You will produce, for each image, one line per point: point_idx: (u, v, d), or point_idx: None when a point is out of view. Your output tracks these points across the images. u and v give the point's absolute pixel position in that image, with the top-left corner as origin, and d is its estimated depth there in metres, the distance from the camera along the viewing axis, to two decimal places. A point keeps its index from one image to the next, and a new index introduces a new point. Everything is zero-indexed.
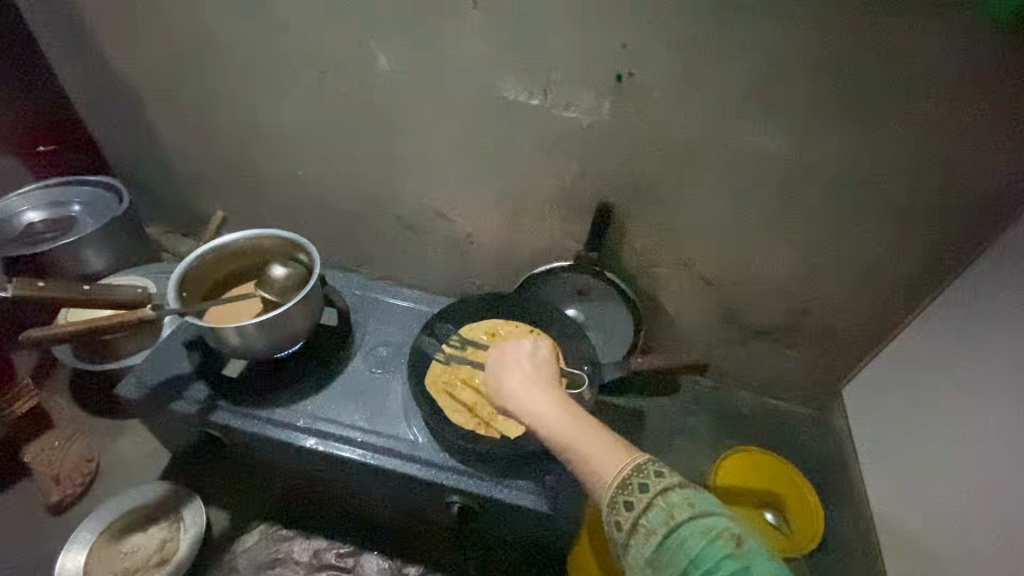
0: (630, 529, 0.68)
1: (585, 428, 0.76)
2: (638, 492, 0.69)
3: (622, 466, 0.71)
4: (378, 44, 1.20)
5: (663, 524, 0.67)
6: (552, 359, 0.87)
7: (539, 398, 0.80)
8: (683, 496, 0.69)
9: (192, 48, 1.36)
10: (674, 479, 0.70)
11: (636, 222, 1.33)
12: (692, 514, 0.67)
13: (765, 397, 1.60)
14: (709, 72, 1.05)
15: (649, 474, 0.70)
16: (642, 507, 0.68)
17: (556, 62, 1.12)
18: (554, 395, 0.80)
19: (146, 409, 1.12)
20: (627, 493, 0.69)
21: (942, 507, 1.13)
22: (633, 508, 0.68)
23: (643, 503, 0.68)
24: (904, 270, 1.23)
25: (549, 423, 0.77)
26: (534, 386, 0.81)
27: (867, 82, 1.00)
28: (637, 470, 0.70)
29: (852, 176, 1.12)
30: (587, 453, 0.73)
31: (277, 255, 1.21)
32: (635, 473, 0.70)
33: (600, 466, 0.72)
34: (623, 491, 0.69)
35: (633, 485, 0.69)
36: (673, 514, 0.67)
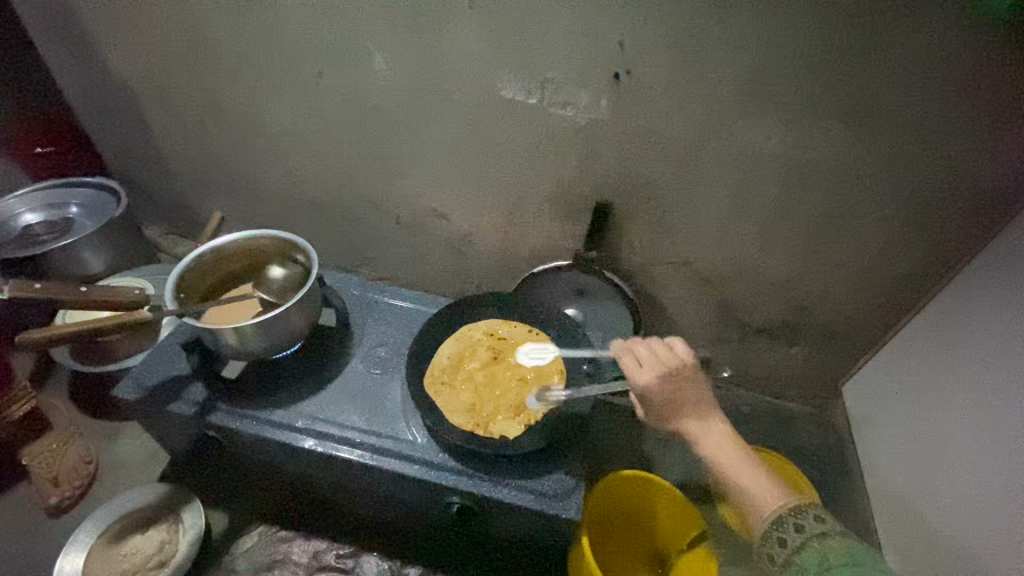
0: (783, 563, 0.72)
1: (745, 459, 0.81)
2: (794, 531, 0.73)
3: (779, 502, 0.75)
4: (374, 43, 1.19)
5: (814, 563, 0.70)
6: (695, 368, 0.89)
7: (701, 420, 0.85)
8: (842, 544, 0.71)
9: (188, 47, 1.35)
10: (835, 527, 0.73)
11: (634, 221, 1.32)
12: (850, 560, 0.69)
13: (765, 396, 1.60)
14: (706, 69, 1.05)
15: (809, 517, 0.73)
16: (797, 545, 0.72)
17: (553, 60, 1.11)
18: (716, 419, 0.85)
19: (143, 411, 1.12)
20: (782, 530, 0.74)
21: (943, 504, 1.13)
22: (788, 544, 0.72)
23: (798, 542, 0.72)
24: (903, 268, 1.22)
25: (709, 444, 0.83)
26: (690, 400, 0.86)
27: (865, 78, 0.99)
28: (797, 512, 0.74)
29: (851, 173, 1.11)
30: (746, 484, 0.79)
31: (273, 256, 1.21)
32: (793, 513, 0.74)
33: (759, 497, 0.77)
34: (777, 526, 0.74)
35: (791, 526, 0.73)
36: (829, 556, 0.70)
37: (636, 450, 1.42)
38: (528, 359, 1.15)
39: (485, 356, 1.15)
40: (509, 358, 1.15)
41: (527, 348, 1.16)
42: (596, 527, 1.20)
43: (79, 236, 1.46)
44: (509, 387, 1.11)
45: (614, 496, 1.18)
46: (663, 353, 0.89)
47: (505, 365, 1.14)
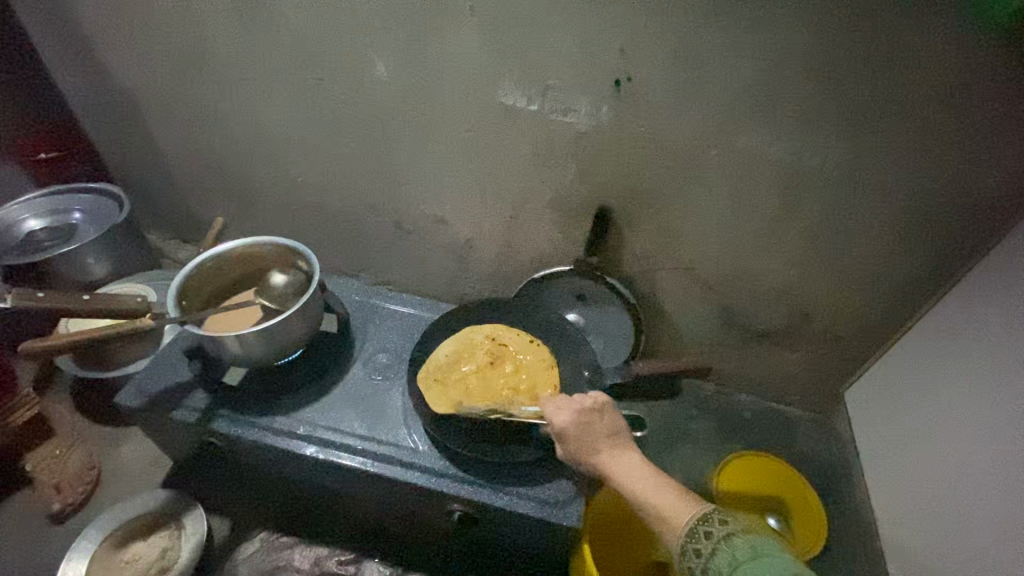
0: None
1: (657, 481, 0.80)
2: (705, 538, 0.70)
3: (688, 514, 0.73)
4: (376, 51, 1.20)
5: (726, 567, 0.66)
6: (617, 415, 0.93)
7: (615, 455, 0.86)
8: (748, 540, 0.68)
9: (191, 55, 1.36)
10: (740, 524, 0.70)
11: (635, 227, 1.32)
12: (757, 557, 0.66)
13: (766, 401, 1.60)
14: (707, 76, 1.05)
15: (713, 521, 0.71)
16: (706, 552, 0.68)
17: (553, 67, 1.12)
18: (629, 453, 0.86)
19: (145, 417, 1.12)
20: (696, 541, 0.70)
21: (945, 510, 1.12)
22: (700, 554, 0.69)
23: (709, 548, 0.68)
24: (905, 273, 1.22)
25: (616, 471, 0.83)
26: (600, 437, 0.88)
27: (865, 85, 0.99)
28: (702, 519, 0.71)
29: (852, 179, 1.11)
30: (655, 503, 0.77)
31: (275, 263, 1.22)
32: (699, 522, 0.71)
33: (667, 513, 0.75)
34: (691, 539, 0.71)
35: (699, 533, 0.70)
36: (736, 558, 0.66)
37: None
38: (526, 370, 1.13)
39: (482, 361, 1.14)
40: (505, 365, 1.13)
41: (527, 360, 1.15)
42: (599, 535, 1.19)
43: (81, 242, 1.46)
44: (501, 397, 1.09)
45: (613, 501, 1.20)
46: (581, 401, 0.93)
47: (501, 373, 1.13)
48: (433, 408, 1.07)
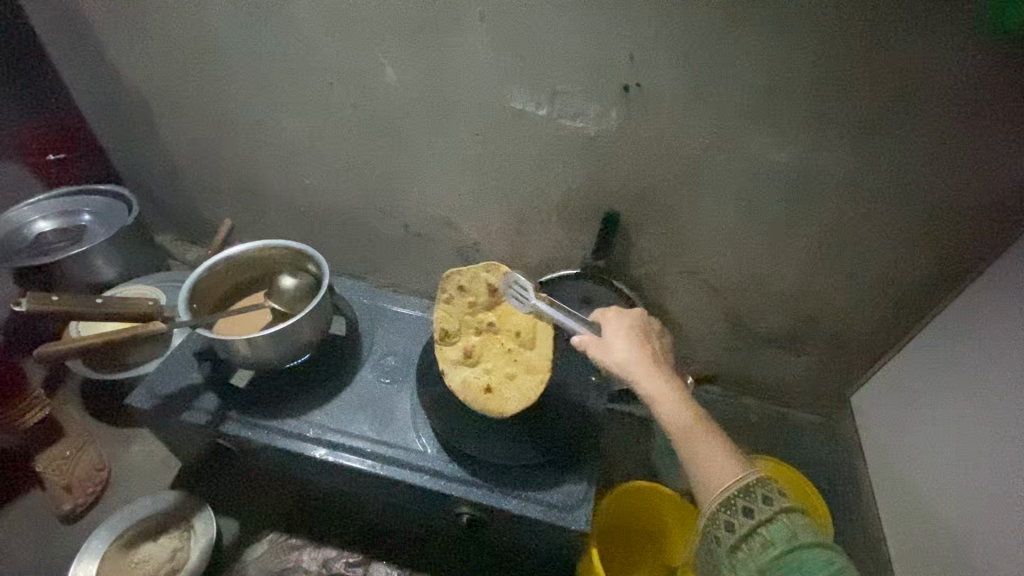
0: (745, 535, 0.67)
1: (710, 428, 0.76)
2: (762, 501, 0.68)
3: (743, 470, 0.71)
4: (385, 55, 1.20)
5: (778, 535, 0.65)
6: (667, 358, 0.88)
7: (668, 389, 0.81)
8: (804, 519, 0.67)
9: (200, 59, 1.37)
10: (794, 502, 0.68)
11: (642, 231, 1.33)
12: (812, 537, 0.65)
13: (773, 404, 1.60)
14: (716, 82, 1.05)
15: (772, 489, 0.68)
16: (761, 517, 0.67)
17: (563, 73, 1.12)
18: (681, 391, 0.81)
19: (156, 419, 1.13)
20: (749, 498, 0.68)
21: (951, 516, 1.13)
22: (754, 514, 0.67)
23: (765, 513, 0.67)
24: (913, 278, 1.22)
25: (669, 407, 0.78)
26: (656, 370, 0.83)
27: (874, 92, 0.99)
28: (761, 482, 0.69)
29: (861, 185, 1.11)
30: (707, 451, 0.73)
31: (285, 267, 1.22)
32: (756, 484, 0.69)
33: (719, 464, 0.72)
34: (742, 495, 0.68)
35: (756, 494, 0.68)
36: (794, 534, 0.65)
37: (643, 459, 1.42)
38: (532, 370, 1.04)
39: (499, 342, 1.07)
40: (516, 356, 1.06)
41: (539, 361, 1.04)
42: (606, 537, 1.20)
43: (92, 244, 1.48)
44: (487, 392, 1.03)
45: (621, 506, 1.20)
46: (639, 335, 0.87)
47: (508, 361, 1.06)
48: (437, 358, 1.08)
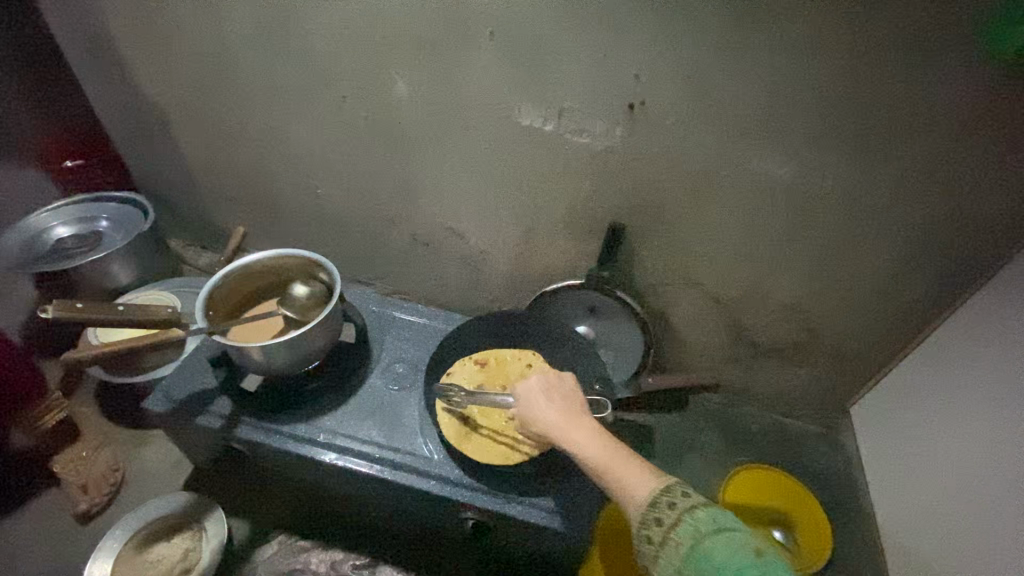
0: (661, 543, 0.72)
1: (618, 454, 0.83)
2: (667, 508, 0.74)
3: (650, 487, 0.77)
4: (397, 71, 1.24)
5: (688, 536, 0.71)
6: (579, 393, 0.96)
7: (578, 426, 0.88)
8: (707, 512, 0.73)
9: (218, 72, 1.41)
10: (699, 499, 0.75)
11: (646, 243, 1.36)
12: (716, 527, 0.71)
13: (774, 414, 1.61)
14: (720, 102, 1.08)
15: (677, 494, 0.76)
16: (670, 523, 0.73)
17: (569, 90, 1.15)
18: (590, 421, 0.89)
19: (171, 422, 1.16)
20: (657, 509, 0.74)
21: (949, 527, 1.14)
22: (662, 523, 0.73)
23: (672, 518, 0.73)
24: (912, 293, 1.25)
25: (581, 446, 0.85)
26: (568, 414, 0.90)
27: (874, 112, 1.02)
28: (665, 490, 0.76)
29: (861, 201, 1.14)
30: (618, 474, 0.80)
31: (295, 276, 1.26)
32: (663, 492, 0.76)
33: (628, 485, 0.78)
34: (652, 509, 0.75)
35: (661, 503, 0.75)
36: (699, 528, 0.71)
37: None
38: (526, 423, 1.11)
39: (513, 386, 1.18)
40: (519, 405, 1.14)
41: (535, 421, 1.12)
42: None
43: (114, 248, 1.52)
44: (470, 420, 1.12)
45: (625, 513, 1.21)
46: (551, 383, 0.96)
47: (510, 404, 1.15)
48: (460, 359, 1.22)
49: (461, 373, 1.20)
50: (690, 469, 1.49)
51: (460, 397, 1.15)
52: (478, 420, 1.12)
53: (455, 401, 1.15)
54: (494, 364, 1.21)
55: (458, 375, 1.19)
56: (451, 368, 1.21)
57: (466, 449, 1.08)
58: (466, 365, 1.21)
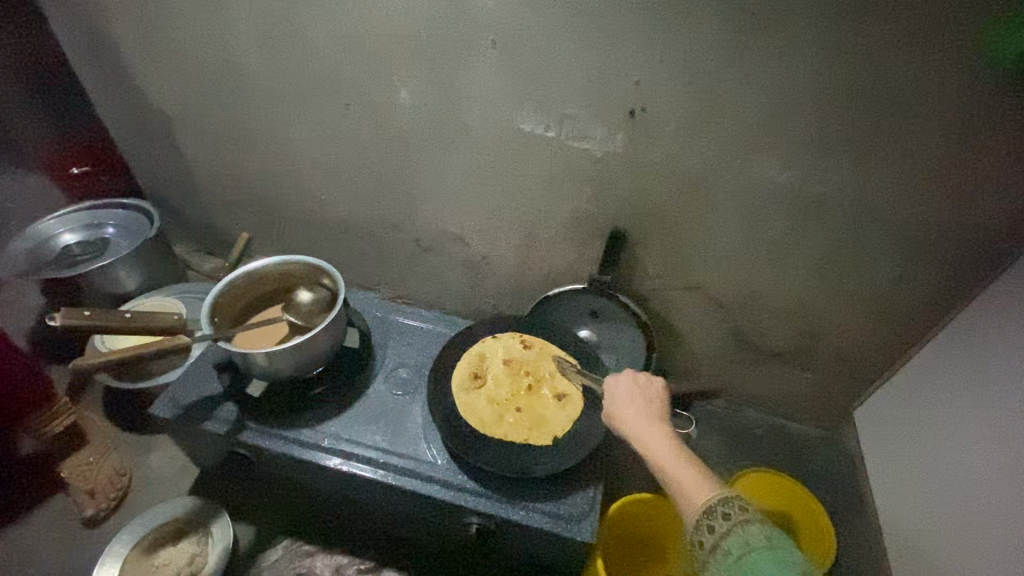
0: (710, 550, 0.72)
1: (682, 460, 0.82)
2: (721, 519, 0.73)
3: (709, 495, 0.76)
4: (400, 79, 1.25)
5: (738, 548, 0.70)
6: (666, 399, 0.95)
7: (652, 428, 0.89)
8: (761, 529, 0.71)
9: (222, 80, 1.43)
10: (758, 515, 0.73)
11: (647, 247, 1.36)
12: (765, 544, 0.70)
13: (778, 418, 1.61)
14: (720, 108, 1.09)
15: (734, 506, 0.74)
16: (721, 533, 0.72)
17: (570, 97, 1.16)
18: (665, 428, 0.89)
19: (177, 427, 1.17)
20: (710, 518, 0.74)
21: (952, 530, 1.14)
22: (714, 531, 0.73)
23: (724, 528, 0.72)
24: (914, 297, 1.25)
25: (650, 447, 0.86)
26: (645, 416, 0.91)
27: (873, 118, 1.03)
28: (721, 501, 0.75)
29: (861, 205, 1.14)
30: (679, 478, 0.80)
31: (300, 281, 1.27)
32: (720, 502, 0.75)
33: (686, 490, 0.78)
34: (706, 515, 0.74)
35: (716, 512, 0.74)
36: (749, 541, 0.70)
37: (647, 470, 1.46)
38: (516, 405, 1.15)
39: (532, 378, 1.19)
40: (523, 392, 1.17)
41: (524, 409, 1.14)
42: (612, 549, 1.22)
43: (119, 255, 1.54)
44: (472, 378, 1.19)
45: (627, 518, 1.21)
46: (638, 383, 0.97)
47: (517, 388, 1.17)
48: (513, 332, 1.27)
49: (503, 343, 1.25)
50: None
51: (489, 361, 1.22)
52: (487, 388, 1.18)
53: (481, 362, 1.22)
54: (534, 352, 1.23)
55: (500, 344, 1.25)
56: (498, 336, 1.27)
57: (452, 391, 1.18)
58: (510, 340, 1.26)
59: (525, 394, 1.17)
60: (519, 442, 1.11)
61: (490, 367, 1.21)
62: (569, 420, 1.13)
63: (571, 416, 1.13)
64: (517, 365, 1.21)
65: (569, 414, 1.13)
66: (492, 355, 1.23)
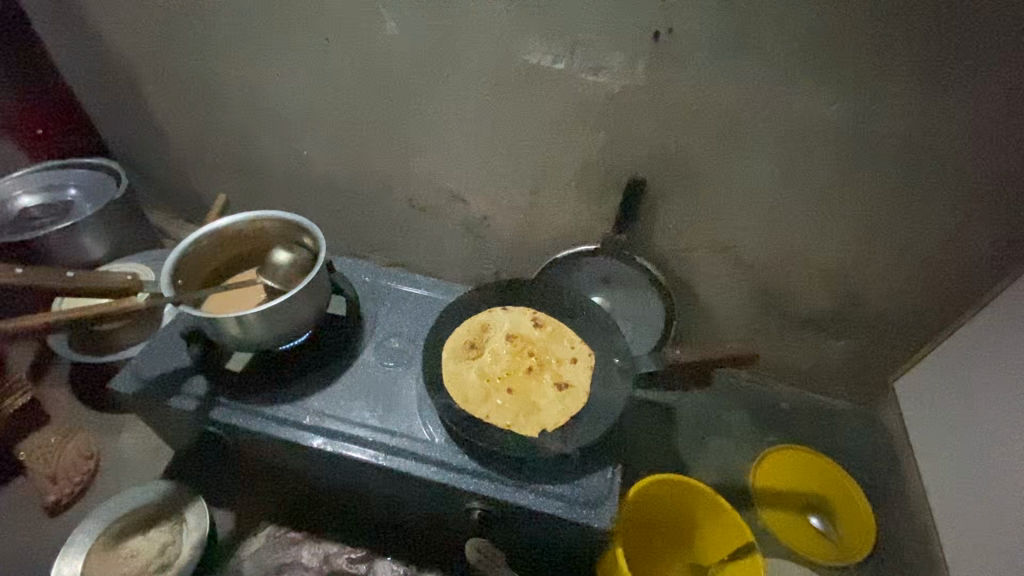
0: None
1: None
2: None
3: None
4: (385, 6, 1.08)
5: None
6: None
7: None
8: None
9: (185, 17, 1.25)
10: None
11: (668, 200, 1.21)
12: None
13: (807, 391, 1.47)
14: (761, 28, 0.93)
15: None
16: None
17: (585, 19, 1.00)
18: None
19: (142, 404, 1.04)
20: None
21: (1012, 510, 1.01)
22: None
23: None
24: (972, 251, 1.10)
25: None
26: None
27: (944, 32, 0.87)
28: None
29: (921, 141, 0.99)
30: None
31: (276, 241, 1.12)
32: None
33: None
34: None
35: None
36: None
37: (666, 448, 1.34)
38: (514, 385, 1.02)
39: (537, 359, 1.05)
40: (524, 374, 1.04)
41: (522, 390, 1.01)
42: (630, 534, 1.10)
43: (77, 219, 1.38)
44: (470, 351, 1.06)
45: (648, 503, 1.08)
46: None
47: (518, 367, 1.05)
48: (523, 307, 1.13)
49: (512, 316, 1.12)
50: (717, 451, 1.35)
51: (492, 333, 1.09)
52: (482, 363, 1.05)
53: (482, 333, 1.09)
54: (543, 330, 1.10)
55: (507, 316, 1.12)
56: (508, 308, 1.14)
57: (445, 361, 1.05)
58: (521, 314, 1.12)
59: (523, 376, 1.03)
60: (501, 425, 0.97)
61: (492, 340, 1.08)
62: (565, 412, 0.98)
63: (568, 409, 0.98)
64: (522, 342, 1.08)
65: (566, 407, 0.99)
66: (497, 327, 1.10)
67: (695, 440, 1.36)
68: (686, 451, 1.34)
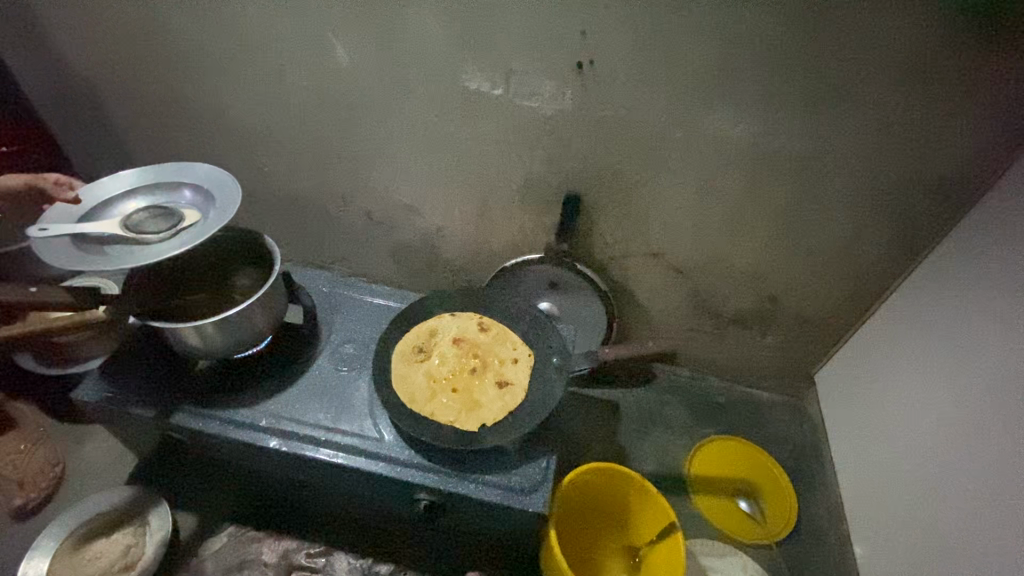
0: None
1: None
2: None
3: None
4: (335, 35, 1.17)
5: None
6: None
7: None
8: None
9: (143, 41, 1.31)
10: None
11: (604, 212, 1.31)
12: None
13: (741, 386, 1.58)
14: (671, 56, 1.04)
15: None
16: None
17: (517, 49, 1.10)
18: None
19: (104, 413, 1.09)
20: None
21: (909, 484, 1.14)
22: None
23: None
24: (869, 254, 1.24)
25: None
26: None
27: (824, 65, 1.00)
28: None
29: (817, 158, 1.12)
30: None
31: (235, 254, 1.19)
32: None
33: None
34: None
35: None
36: None
37: (611, 442, 1.44)
38: (460, 385, 1.10)
39: (480, 361, 1.14)
40: (469, 375, 1.12)
41: (468, 389, 1.10)
42: (568, 520, 1.20)
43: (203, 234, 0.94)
44: (419, 355, 1.14)
45: (583, 491, 1.18)
46: None
47: (463, 369, 1.13)
48: (470, 314, 1.22)
49: (459, 322, 1.20)
50: (657, 444, 1.45)
51: (440, 337, 1.17)
52: (430, 365, 1.13)
53: (431, 338, 1.17)
54: (488, 334, 1.18)
55: (455, 322, 1.20)
56: (456, 315, 1.22)
57: (395, 365, 1.12)
58: (468, 320, 1.21)
59: (468, 376, 1.12)
60: (445, 422, 1.05)
61: (440, 344, 1.16)
62: (505, 408, 1.07)
63: (508, 406, 1.07)
64: (468, 346, 1.16)
65: (505, 403, 1.07)
66: (444, 332, 1.18)
67: (638, 433, 1.47)
68: (628, 444, 1.44)
